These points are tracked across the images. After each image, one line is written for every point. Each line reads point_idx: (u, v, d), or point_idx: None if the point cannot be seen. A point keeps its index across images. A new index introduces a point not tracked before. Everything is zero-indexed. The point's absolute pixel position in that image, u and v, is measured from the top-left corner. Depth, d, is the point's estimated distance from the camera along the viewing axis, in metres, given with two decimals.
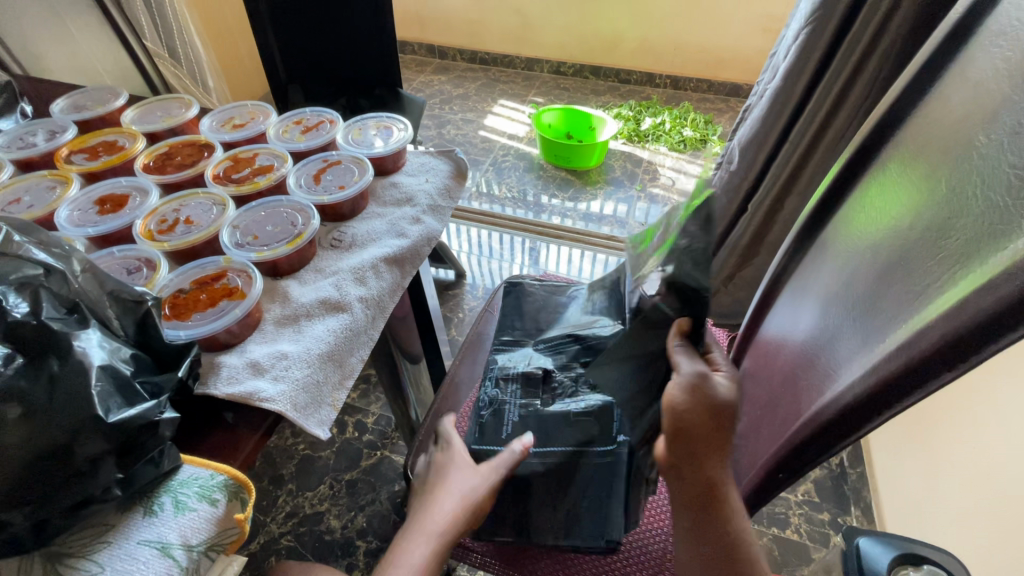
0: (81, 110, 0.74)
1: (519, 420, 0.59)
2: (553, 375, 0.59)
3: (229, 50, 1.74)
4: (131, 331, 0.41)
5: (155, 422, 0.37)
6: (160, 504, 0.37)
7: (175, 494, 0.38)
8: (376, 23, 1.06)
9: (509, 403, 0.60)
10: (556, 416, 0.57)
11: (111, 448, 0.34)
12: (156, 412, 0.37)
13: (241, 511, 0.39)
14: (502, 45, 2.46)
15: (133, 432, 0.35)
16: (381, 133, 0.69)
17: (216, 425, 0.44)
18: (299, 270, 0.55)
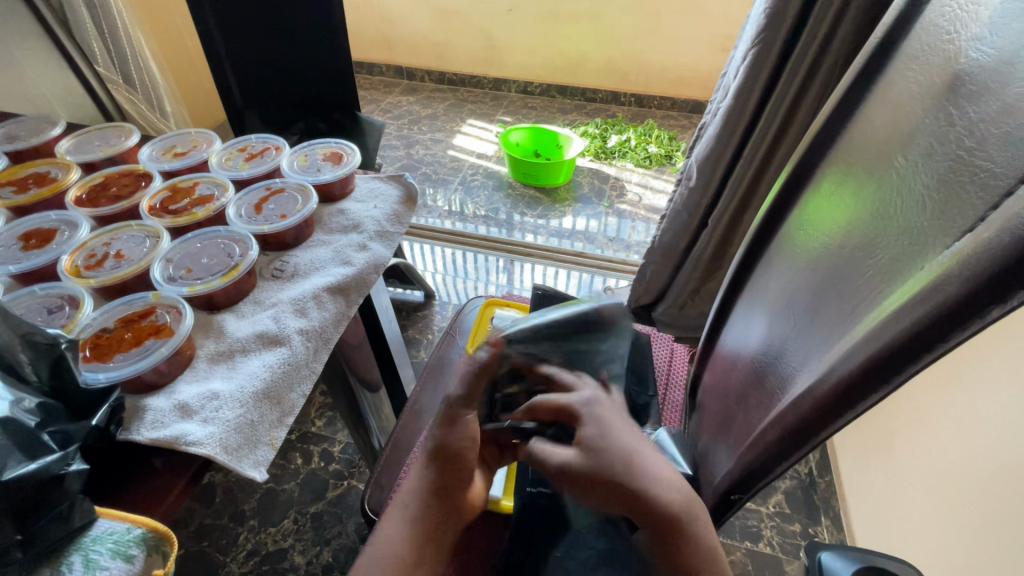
0: (13, 140, 0.71)
1: None
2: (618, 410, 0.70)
3: (189, 75, 1.71)
4: (44, 376, 0.38)
5: (59, 476, 0.34)
6: (70, 560, 0.35)
7: (87, 551, 0.35)
8: (332, 46, 1.06)
9: None
10: None
11: (7, 508, 0.32)
12: (62, 465, 0.35)
13: (160, 565, 0.36)
14: (469, 65, 2.49)
15: (33, 488, 0.33)
16: (330, 159, 0.68)
17: (139, 474, 0.41)
18: (236, 303, 0.53)
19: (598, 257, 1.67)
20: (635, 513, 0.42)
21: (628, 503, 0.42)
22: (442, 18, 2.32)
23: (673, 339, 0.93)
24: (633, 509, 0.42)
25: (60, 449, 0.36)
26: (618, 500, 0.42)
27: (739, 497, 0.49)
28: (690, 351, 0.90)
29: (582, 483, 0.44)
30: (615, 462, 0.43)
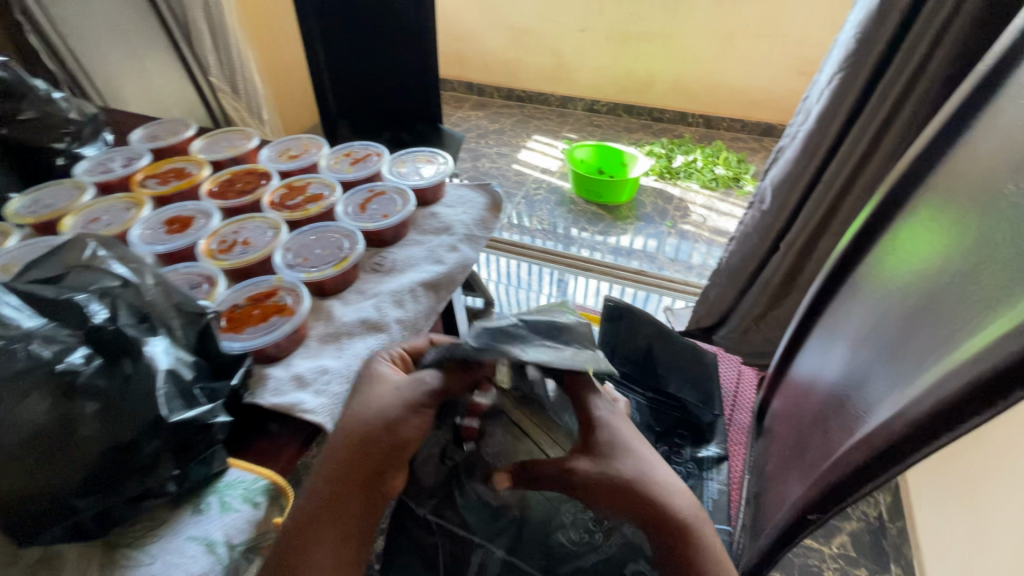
0: (156, 139, 0.82)
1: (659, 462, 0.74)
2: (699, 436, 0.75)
3: (284, 86, 1.87)
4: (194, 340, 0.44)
5: (208, 425, 0.40)
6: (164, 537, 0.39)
7: (222, 494, 0.41)
8: (421, 62, 1.13)
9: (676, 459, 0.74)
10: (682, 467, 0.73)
11: (170, 446, 0.38)
12: (209, 416, 0.40)
13: (279, 515, 0.41)
14: (538, 83, 2.55)
15: (190, 431, 0.39)
16: (424, 166, 0.74)
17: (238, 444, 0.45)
18: (342, 291, 0.58)
19: (659, 276, 1.66)
20: (652, 525, 0.43)
21: (648, 513, 0.43)
22: (516, 37, 2.41)
23: (740, 360, 0.92)
24: (653, 521, 0.43)
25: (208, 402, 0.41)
26: (639, 511, 0.43)
27: (815, 518, 0.49)
28: (758, 375, 0.89)
29: (599, 492, 0.44)
30: (624, 471, 0.44)
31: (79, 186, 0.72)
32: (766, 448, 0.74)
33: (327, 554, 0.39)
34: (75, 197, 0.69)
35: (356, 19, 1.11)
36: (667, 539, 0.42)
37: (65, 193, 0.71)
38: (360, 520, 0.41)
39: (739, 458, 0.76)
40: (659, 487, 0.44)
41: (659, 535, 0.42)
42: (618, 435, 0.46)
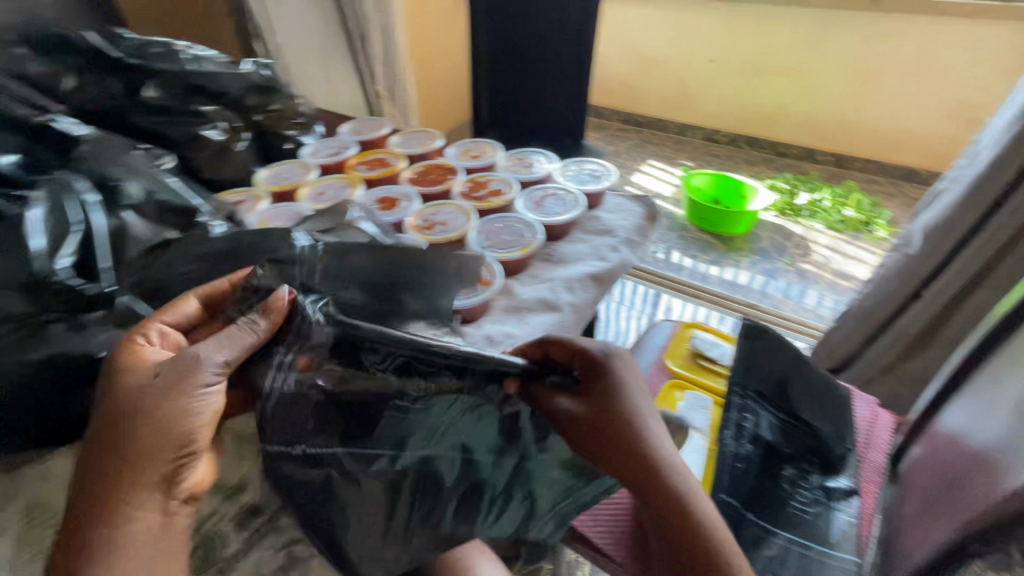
0: (359, 134, 0.98)
1: (783, 479, 0.73)
2: (829, 471, 0.75)
3: (430, 95, 2.07)
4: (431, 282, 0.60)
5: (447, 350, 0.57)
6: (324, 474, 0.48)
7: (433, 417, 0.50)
8: (575, 82, 1.23)
9: (798, 482, 0.73)
10: (809, 493, 0.72)
11: None
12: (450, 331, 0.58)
13: None
14: (658, 110, 2.49)
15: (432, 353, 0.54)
16: (590, 176, 0.82)
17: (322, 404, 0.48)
18: (519, 273, 0.67)
19: (771, 312, 1.63)
20: (643, 477, 0.50)
21: (638, 465, 0.50)
22: (642, 64, 2.39)
23: (874, 402, 0.89)
24: (643, 473, 0.50)
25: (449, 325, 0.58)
26: (634, 464, 0.50)
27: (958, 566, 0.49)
28: (895, 420, 0.86)
29: (595, 443, 0.51)
30: (619, 420, 0.52)
31: (305, 166, 0.88)
32: (904, 494, 0.72)
33: (156, 544, 0.42)
34: (303, 174, 0.85)
35: (523, 40, 1.23)
36: (649, 489, 0.50)
37: (295, 170, 0.87)
38: (158, 501, 0.43)
39: (872, 498, 0.74)
40: (649, 443, 0.51)
41: (645, 486, 0.50)
42: (621, 398, 0.53)
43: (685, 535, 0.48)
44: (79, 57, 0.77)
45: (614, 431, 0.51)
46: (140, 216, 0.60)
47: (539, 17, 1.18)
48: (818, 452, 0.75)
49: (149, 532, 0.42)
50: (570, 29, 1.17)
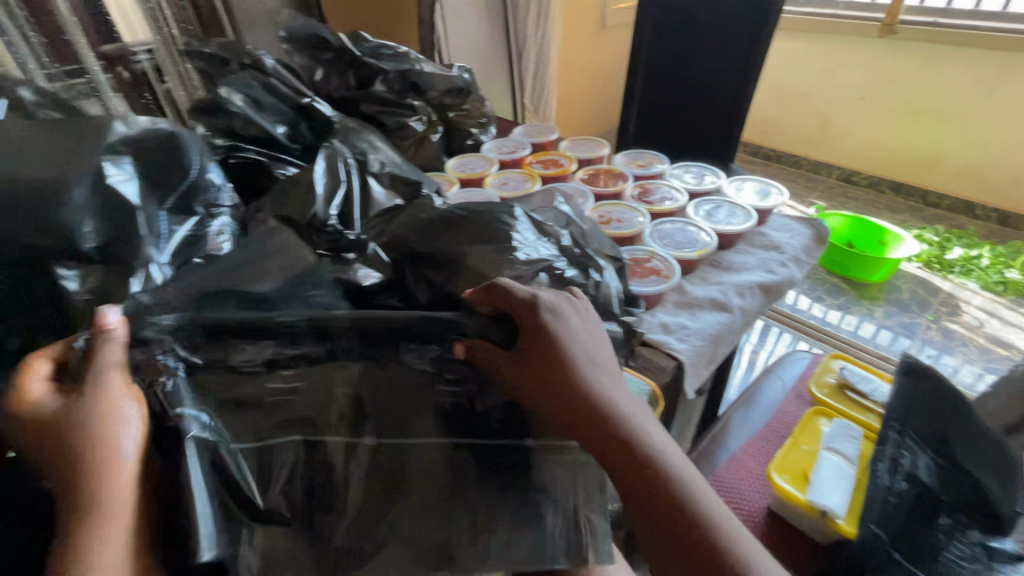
0: (532, 137, 1.09)
1: (934, 529, 0.64)
2: (998, 531, 0.62)
3: (567, 111, 2.18)
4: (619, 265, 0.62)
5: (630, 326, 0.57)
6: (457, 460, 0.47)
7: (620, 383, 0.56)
8: (730, 105, 1.23)
9: (955, 537, 0.63)
10: (969, 550, 0.61)
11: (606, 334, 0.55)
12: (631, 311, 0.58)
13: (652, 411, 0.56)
14: (791, 145, 2.34)
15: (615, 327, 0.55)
16: (759, 195, 0.85)
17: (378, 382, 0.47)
18: (689, 274, 0.72)
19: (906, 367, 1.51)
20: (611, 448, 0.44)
21: (603, 434, 0.44)
22: (781, 96, 2.26)
23: None
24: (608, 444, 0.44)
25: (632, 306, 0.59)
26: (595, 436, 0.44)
27: None
28: None
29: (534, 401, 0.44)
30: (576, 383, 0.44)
31: (487, 160, 0.99)
32: None
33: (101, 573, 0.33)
34: (486, 166, 0.96)
35: (684, 62, 1.26)
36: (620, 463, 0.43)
37: (478, 162, 0.99)
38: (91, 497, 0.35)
39: None
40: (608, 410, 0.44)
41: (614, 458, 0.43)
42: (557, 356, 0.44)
43: (691, 528, 0.42)
44: (328, 53, 0.94)
45: (561, 392, 0.43)
46: (380, 182, 0.72)
47: (704, 41, 1.21)
48: (986, 507, 0.63)
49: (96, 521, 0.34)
50: (734, 54, 1.18)
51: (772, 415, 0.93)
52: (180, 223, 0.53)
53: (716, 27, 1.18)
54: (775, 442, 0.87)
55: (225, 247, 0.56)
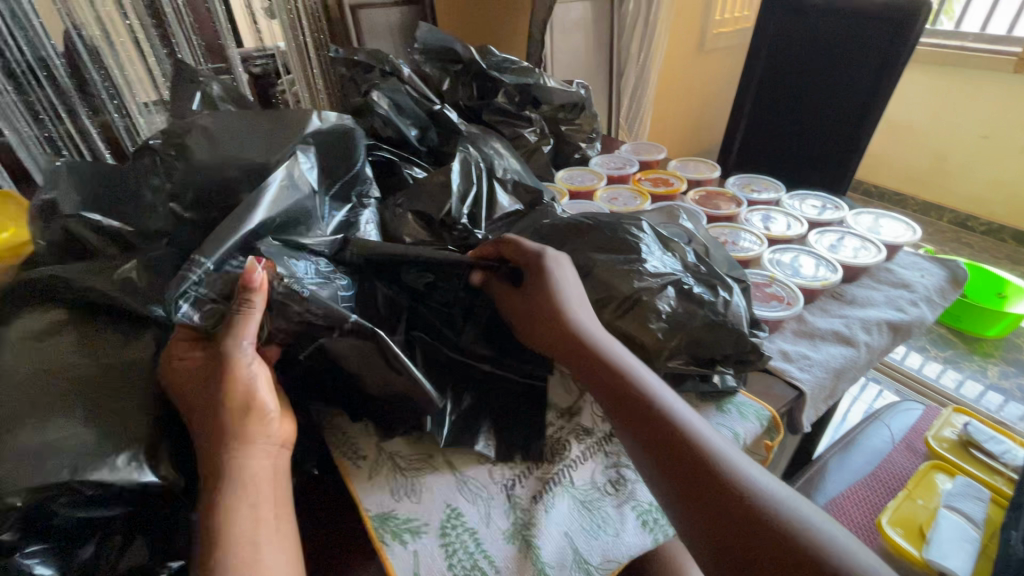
0: (640, 155, 1.10)
1: None
2: None
3: (658, 132, 2.17)
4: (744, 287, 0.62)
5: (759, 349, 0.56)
6: (567, 455, 0.51)
7: (738, 407, 0.56)
8: (848, 136, 1.17)
9: None
10: None
11: (732, 353, 0.55)
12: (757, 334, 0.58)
13: (769, 440, 0.56)
14: (897, 181, 2.15)
15: (743, 347, 0.55)
16: (888, 230, 0.82)
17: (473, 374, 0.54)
18: (808, 304, 0.72)
19: None
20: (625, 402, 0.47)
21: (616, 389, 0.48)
22: (888, 130, 2.10)
23: None
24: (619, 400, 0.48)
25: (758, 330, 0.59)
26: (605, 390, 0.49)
27: None
28: None
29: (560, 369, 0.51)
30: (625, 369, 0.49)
31: (595, 174, 1.01)
32: None
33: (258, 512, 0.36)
34: (595, 180, 0.98)
35: (799, 90, 1.22)
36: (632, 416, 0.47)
37: (586, 175, 1.01)
38: (261, 448, 0.38)
39: None
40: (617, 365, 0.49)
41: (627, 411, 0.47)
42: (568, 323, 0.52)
43: (761, 523, 0.39)
44: (457, 65, 0.98)
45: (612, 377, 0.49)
46: (504, 188, 0.73)
47: (825, 70, 1.17)
48: None
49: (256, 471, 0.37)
50: (858, 84, 1.12)
51: (878, 463, 0.87)
52: (339, 208, 0.58)
53: (840, 56, 1.14)
54: (881, 493, 0.82)
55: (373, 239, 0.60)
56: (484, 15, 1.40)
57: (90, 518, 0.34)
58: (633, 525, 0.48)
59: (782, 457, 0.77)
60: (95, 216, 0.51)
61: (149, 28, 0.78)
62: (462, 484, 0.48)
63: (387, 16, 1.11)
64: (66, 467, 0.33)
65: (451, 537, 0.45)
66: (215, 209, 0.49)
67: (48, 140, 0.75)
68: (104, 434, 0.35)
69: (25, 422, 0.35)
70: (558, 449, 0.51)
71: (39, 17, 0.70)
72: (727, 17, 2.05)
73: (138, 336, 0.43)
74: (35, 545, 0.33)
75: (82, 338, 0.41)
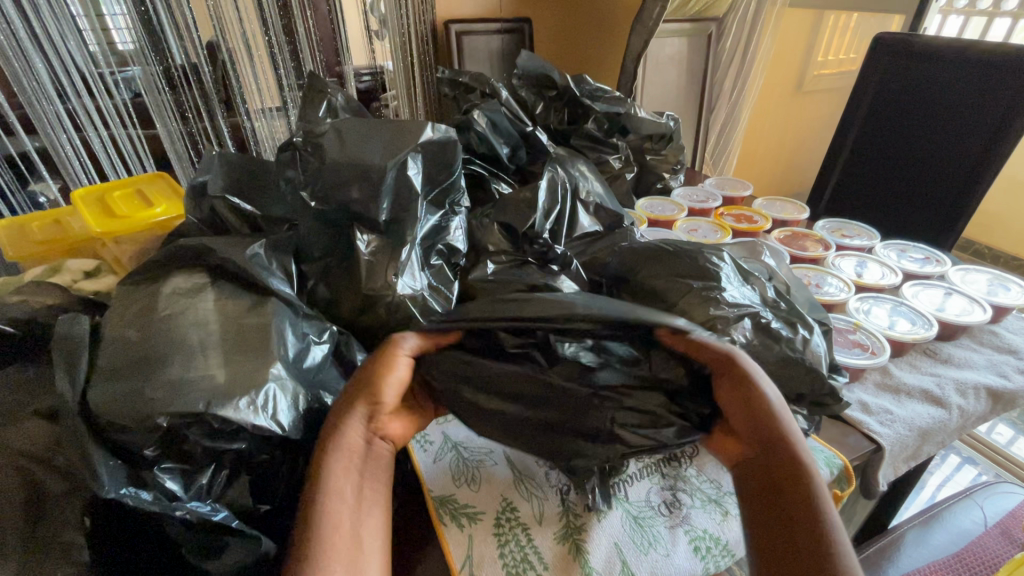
0: (723, 190, 1.10)
1: None
2: None
3: (743, 169, 2.12)
4: (825, 332, 0.60)
5: (838, 396, 0.54)
6: (623, 471, 0.51)
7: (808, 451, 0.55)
8: (958, 188, 1.09)
9: None
10: None
11: (807, 395, 0.54)
12: (835, 378, 0.56)
13: (838, 490, 0.54)
14: (1016, 246, 1.94)
15: (819, 390, 0.54)
16: (999, 289, 0.76)
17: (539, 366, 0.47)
18: (894, 357, 0.68)
19: None
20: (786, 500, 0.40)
21: (776, 477, 0.41)
22: (1007, 187, 1.92)
23: None
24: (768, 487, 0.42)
25: (836, 375, 0.57)
26: (761, 471, 0.42)
27: None
28: None
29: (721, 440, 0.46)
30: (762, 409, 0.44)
31: (676, 205, 1.01)
32: None
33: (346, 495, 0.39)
34: (676, 211, 0.98)
35: (905, 137, 1.16)
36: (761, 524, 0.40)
37: (667, 205, 1.02)
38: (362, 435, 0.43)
39: None
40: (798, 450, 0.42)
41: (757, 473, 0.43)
42: (768, 395, 0.44)
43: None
44: (552, 92, 1.02)
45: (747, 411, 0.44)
46: (586, 210, 0.76)
47: (935, 117, 1.11)
48: None
49: (350, 452, 0.42)
50: (974, 133, 1.05)
51: (964, 545, 0.79)
52: (433, 214, 0.64)
53: (955, 103, 1.08)
54: (961, 573, 0.74)
55: (460, 246, 0.65)
56: (580, 45, 1.46)
57: (211, 446, 0.40)
58: (684, 551, 0.48)
59: (851, 518, 0.72)
60: (234, 199, 0.60)
61: (281, 42, 0.89)
62: (520, 482, 0.50)
63: (489, 43, 1.20)
64: (201, 401, 0.39)
65: (504, 528, 0.47)
66: (333, 201, 0.56)
67: (189, 136, 0.85)
68: (231, 378, 0.42)
69: (173, 359, 0.42)
70: (616, 464, 0.52)
71: (197, 29, 0.80)
72: (831, 59, 1.98)
73: (261, 302, 0.50)
74: (168, 462, 0.40)
75: (218, 298, 0.49)
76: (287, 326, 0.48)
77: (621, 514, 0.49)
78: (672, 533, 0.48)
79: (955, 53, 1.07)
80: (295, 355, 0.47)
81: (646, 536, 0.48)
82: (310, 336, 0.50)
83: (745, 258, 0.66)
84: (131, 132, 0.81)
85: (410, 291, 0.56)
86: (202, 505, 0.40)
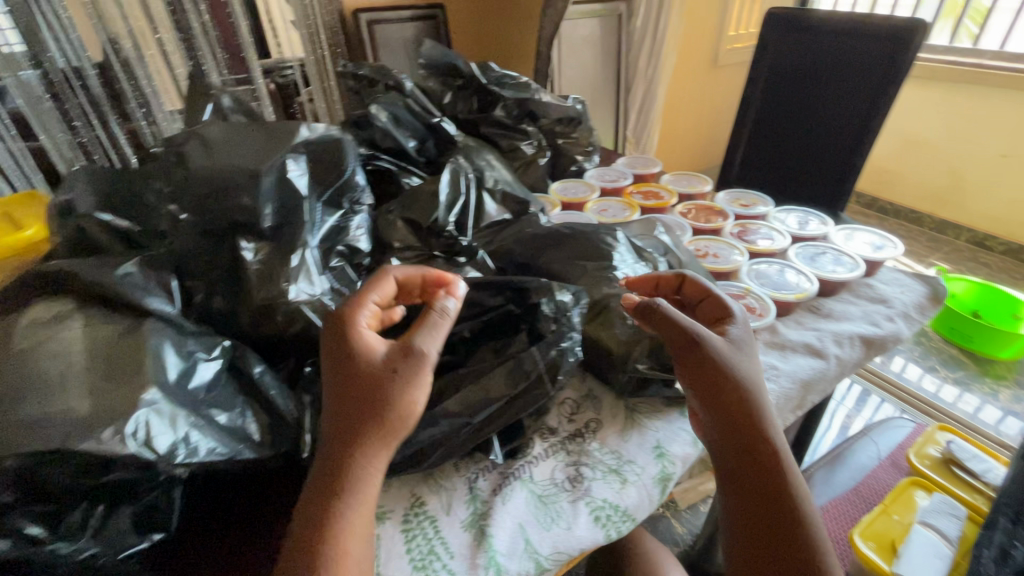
0: (634, 169, 1.13)
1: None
2: None
3: (668, 143, 2.18)
4: None
5: None
6: (529, 452, 0.54)
7: None
8: (847, 151, 1.17)
9: None
10: None
11: None
12: None
13: None
14: (915, 199, 2.11)
15: None
16: (873, 245, 0.84)
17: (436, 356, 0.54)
18: (783, 316, 0.74)
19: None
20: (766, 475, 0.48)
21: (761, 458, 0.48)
22: (902, 145, 2.07)
23: None
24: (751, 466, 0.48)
25: None
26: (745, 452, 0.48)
27: None
28: None
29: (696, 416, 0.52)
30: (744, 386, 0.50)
31: (589, 187, 1.04)
32: None
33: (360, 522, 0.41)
34: (588, 192, 1.00)
35: (800, 105, 1.23)
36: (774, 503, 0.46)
37: (579, 186, 1.04)
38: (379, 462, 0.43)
39: None
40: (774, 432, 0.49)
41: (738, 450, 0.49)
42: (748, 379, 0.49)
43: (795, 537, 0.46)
44: (459, 80, 1.02)
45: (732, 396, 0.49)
46: (492, 198, 0.76)
47: (824, 87, 1.18)
48: None
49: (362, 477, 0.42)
50: (856, 100, 1.13)
51: (862, 479, 0.87)
52: (330, 215, 0.62)
53: (839, 73, 1.15)
54: (862, 508, 0.82)
55: (364, 247, 0.64)
56: (493, 31, 1.45)
57: (73, 485, 0.39)
58: (586, 521, 0.49)
59: None
60: (107, 216, 0.56)
61: (173, 43, 0.84)
62: (430, 478, 0.51)
63: (402, 32, 1.17)
64: (58, 437, 0.37)
65: (412, 524, 0.47)
66: (213, 210, 0.54)
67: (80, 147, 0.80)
68: (95, 410, 0.39)
69: (31, 396, 0.39)
70: (521, 448, 0.54)
71: None
72: (741, 33, 2.07)
73: (136, 325, 0.46)
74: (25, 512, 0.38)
75: (87, 324, 0.45)
76: (168, 346, 0.46)
77: (526, 495, 0.50)
78: (574, 505, 0.50)
79: (835, 25, 1.14)
80: (179, 375, 0.45)
81: (550, 511, 0.49)
82: (198, 353, 0.48)
83: (640, 235, 0.70)
84: (9, 145, 0.74)
85: (306, 297, 0.55)
86: (71, 547, 0.39)
